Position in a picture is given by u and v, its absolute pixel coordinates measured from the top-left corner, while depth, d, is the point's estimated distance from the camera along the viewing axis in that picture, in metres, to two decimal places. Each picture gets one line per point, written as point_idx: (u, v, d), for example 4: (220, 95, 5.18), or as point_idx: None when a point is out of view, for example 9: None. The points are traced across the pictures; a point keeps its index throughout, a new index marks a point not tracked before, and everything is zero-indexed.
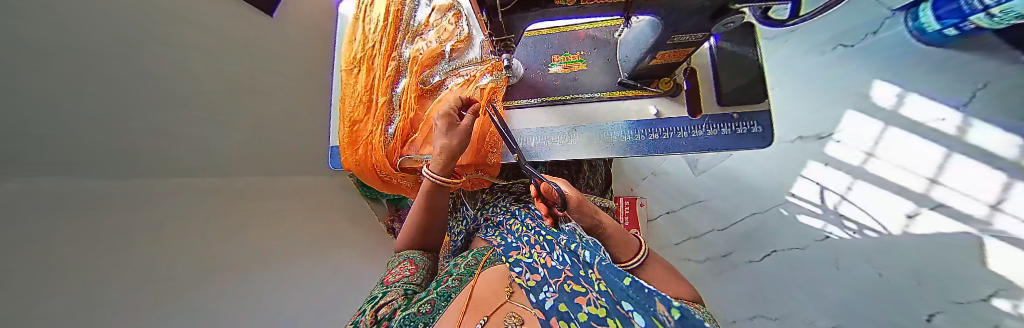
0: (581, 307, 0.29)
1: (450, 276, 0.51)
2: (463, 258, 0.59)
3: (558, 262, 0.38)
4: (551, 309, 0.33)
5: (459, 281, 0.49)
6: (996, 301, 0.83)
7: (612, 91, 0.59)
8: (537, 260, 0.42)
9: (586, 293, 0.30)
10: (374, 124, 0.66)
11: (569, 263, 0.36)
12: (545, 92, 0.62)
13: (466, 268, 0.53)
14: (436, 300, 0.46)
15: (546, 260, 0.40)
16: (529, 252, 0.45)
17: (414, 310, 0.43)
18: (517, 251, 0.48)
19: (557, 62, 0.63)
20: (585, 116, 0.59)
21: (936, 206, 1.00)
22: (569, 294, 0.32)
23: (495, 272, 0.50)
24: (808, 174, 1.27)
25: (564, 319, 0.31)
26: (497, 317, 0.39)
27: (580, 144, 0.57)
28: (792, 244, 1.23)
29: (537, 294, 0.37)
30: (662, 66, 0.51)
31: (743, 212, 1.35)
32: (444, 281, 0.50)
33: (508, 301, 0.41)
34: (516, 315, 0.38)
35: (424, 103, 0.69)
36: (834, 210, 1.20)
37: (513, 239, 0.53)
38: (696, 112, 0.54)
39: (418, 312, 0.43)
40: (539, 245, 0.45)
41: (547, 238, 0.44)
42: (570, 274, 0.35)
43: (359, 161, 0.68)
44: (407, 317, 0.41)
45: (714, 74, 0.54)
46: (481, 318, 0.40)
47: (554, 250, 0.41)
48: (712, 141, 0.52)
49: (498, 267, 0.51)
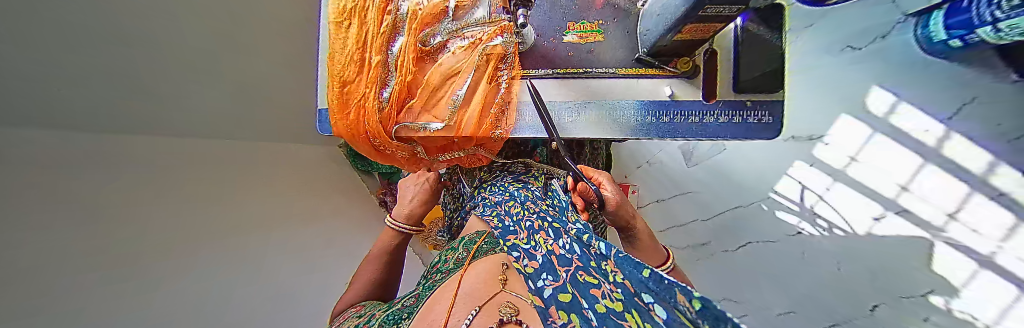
0: (595, 299, 0.28)
1: (439, 272, 0.53)
2: (454, 251, 0.58)
3: (565, 251, 0.37)
4: (551, 297, 0.32)
5: (447, 272, 0.51)
6: (932, 297, 0.96)
7: (628, 67, 0.55)
8: (542, 245, 0.41)
9: (599, 285, 0.29)
10: (366, 85, 0.60)
11: (580, 252, 0.36)
12: (557, 63, 0.58)
13: (455, 261, 0.53)
14: (421, 292, 0.47)
15: (553, 247, 0.39)
16: (526, 238, 0.45)
17: (398, 308, 0.44)
18: (513, 236, 0.48)
19: (573, 30, 0.58)
20: (596, 93, 0.55)
21: (901, 210, 1.06)
22: (583, 285, 0.31)
23: (486, 262, 0.49)
24: (794, 173, 1.31)
25: (566, 309, 0.30)
26: (490, 308, 0.35)
27: (587, 123, 0.55)
28: (767, 237, 1.30)
29: (536, 282, 0.37)
30: (686, 42, 0.47)
31: (727, 204, 1.40)
32: (433, 276, 0.52)
33: (502, 290, 0.39)
34: (511, 305, 0.35)
35: (423, 66, 0.64)
36: (810, 209, 1.25)
37: (510, 222, 0.51)
38: (711, 96, 0.52)
39: (402, 306, 0.44)
40: (541, 232, 0.44)
41: (549, 224, 0.44)
42: (580, 264, 0.34)
43: (350, 127, 0.63)
44: (391, 314, 0.43)
45: (734, 59, 0.51)
46: (472, 309, 0.36)
47: (558, 238, 0.40)
48: (721, 128, 0.51)
49: (493, 256, 0.50)
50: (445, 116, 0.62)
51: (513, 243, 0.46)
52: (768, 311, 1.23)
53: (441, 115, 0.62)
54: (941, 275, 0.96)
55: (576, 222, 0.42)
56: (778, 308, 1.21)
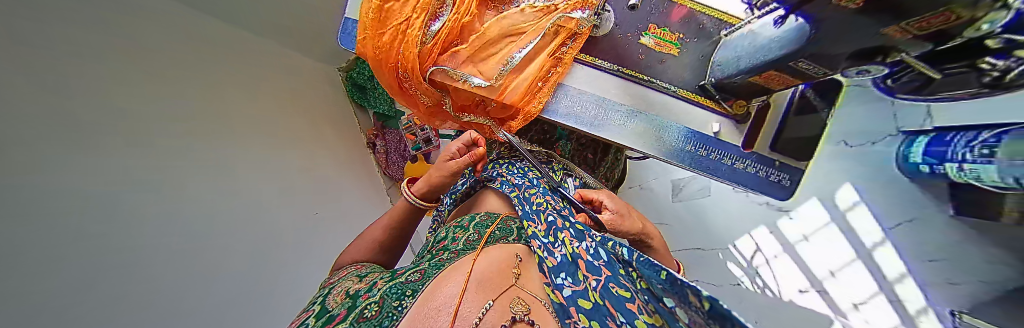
0: (636, 315, 0.36)
1: (445, 251, 0.53)
2: (462, 232, 0.57)
3: (593, 257, 0.45)
4: (570, 297, 0.39)
5: (455, 254, 0.51)
6: None
7: (689, 92, 0.58)
8: (569, 248, 0.47)
9: (633, 299, 0.38)
10: (412, 10, 0.52)
11: (608, 259, 0.44)
12: (626, 62, 0.59)
13: (466, 243, 0.52)
14: (426, 270, 0.47)
15: (580, 251, 0.47)
16: (543, 231, 0.51)
17: (403, 280, 0.44)
18: (533, 224, 0.53)
19: (650, 34, 0.59)
20: (650, 104, 0.57)
21: (821, 290, 1.14)
22: (616, 296, 0.39)
23: (501, 249, 0.49)
24: (754, 234, 1.38)
25: (586, 314, 0.37)
26: (502, 302, 0.36)
27: (638, 131, 0.56)
28: (714, 281, 1.44)
29: (556, 279, 0.43)
30: (752, 87, 0.50)
31: (689, 244, 1.55)
32: (439, 255, 0.53)
33: (514, 285, 0.40)
34: (524, 303, 0.36)
35: (483, 11, 0.59)
36: (754, 268, 1.35)
37: (529, 211, 0.56)
38: (751, 146, 0.57)
39: (406, 281, 0.44)
40: (567, 230, 0.50)
41: (576, 227, 0.52)
42: (609, 275, 0.42)
43: (381, 51, 0.56)
44: (395, 287, 0.43)
45: (783, 117, 0.55)
46: (488, 301, 0.35)
47: (584, 242, 0.48)
48: (746, 178, 0.56)
49: (506, 245, 0.51)
50: (493, 76, 0.57)
51: (531, 231, 0.52)
52: None
53: (489, 72, 0.57)
54: None
55: (596, 238, 0.48)
56: None
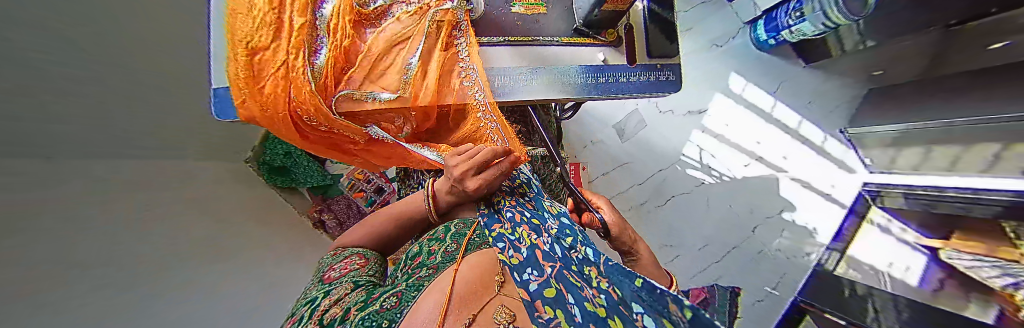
0: (579, 302, 0.27)
1: (423, 267, 0.50)
2: (439, 243, 0.55)
3: (549, 249, 0.39)
4: (534, 291, 0.30)
5: (433, 270, 0.48)
6: (784, 214, 1.36)
7: (570, 37, 0.75)
8: (527, 240, 0.42)
9: (583, 288, 0.30)
10: (286, 50, 0.47)
11: (562, 253, 0.38)
12: (508, 33, 0.72)
13: (444, 255, 0.51)
14: (402, 293, 0.38)
15: (538, 243, 0.41)
16: (510, 228, 0.46)
17: (376, 308, 0.35)
18: (499, 225, 0.49)
19: (518, 3, 0.75)
20: (543, 58, 0.71)
21: (759, 158, 1.46)
22: (569, 283, 0.31)
23: (479, 254, 0.43)
24: (694, 139, 1.57)
25: (550, 304, 0.27)
26: (486, 315, 0.30)
27: (546, 85, 0.69)
28: (682, 190, 1.54)
29: (521, 273, 0.34)
30: (611, 14, 0.68)
31: (653, 168, 1.60)
32: (419, 272, 0.49)
33: (496, 293, 0.33)
34: (507, 310, 0.30)
35: (360, 31, 0.59)
36: (706, 164, 1.52)
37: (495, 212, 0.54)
38: (633, 61, 0.77)
39: (382, 309, 0.34)
40: (524, 225, 0.46)
41: (530, 221, 0.48)
42: (562, 264, 0.35)
43: (266, 102, 0.50)
44: (368, 317, 0.33)
45: (644, 34, 0.78)
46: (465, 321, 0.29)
47: (541, 236, 0.43)
48: (643, 84, 0.76)
49: (486, 251, 0.43)
50: (393, 87, 0.60)
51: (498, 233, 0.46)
52: (692, 248, 1.43)
53: (388, 84, 0.59)
54: (789, 200, 1.37)
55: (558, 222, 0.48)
56: (699, 244, 1.42)
